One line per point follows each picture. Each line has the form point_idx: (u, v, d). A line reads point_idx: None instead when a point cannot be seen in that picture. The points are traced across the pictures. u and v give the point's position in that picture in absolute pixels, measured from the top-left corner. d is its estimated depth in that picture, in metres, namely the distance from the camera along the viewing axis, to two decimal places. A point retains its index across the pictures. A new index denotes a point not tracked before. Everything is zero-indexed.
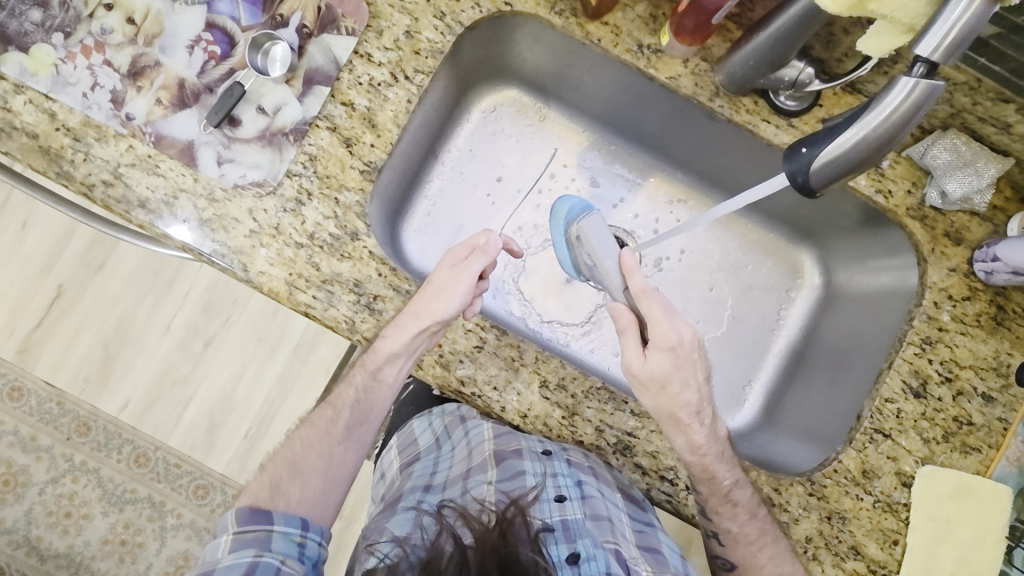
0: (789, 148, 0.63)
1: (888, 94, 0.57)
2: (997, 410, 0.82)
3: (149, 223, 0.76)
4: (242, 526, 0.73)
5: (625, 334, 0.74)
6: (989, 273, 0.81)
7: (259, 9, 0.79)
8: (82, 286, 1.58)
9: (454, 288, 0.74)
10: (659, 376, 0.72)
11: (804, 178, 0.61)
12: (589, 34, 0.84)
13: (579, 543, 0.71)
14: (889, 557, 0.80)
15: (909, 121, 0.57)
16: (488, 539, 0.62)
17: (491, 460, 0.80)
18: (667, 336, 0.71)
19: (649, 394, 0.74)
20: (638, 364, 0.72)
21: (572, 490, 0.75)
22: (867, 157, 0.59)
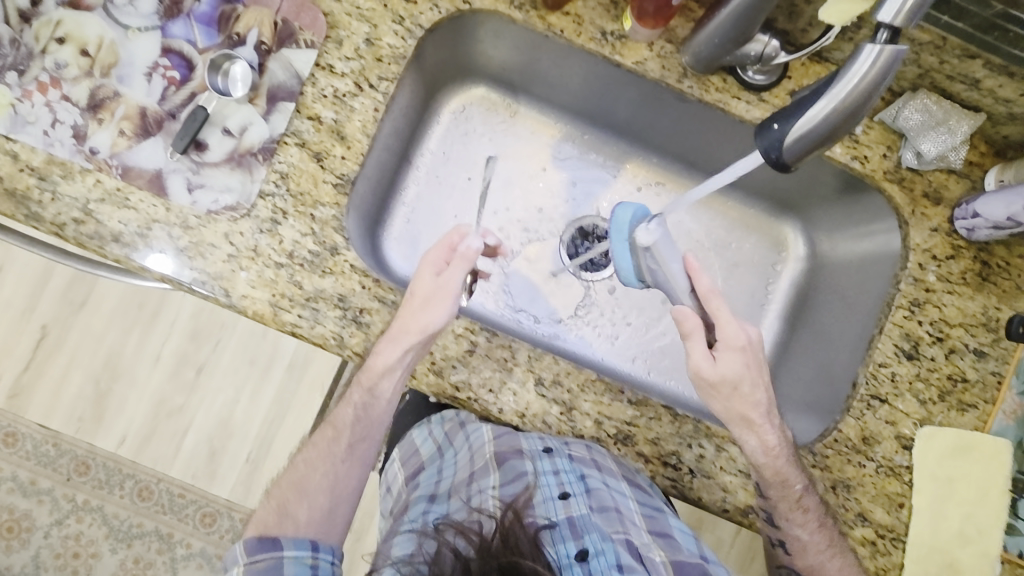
0: (760, 124, 0.62)
1: (852, 64, 0.56)
2: (990, 364, 0.82)
3: (124, 257, 0.75)
4: (252, 556, 0.74)
5: (688, 340, 0.74)
6: (971, 230, 0.81)
7: (214, 29, 0.78)
8: (66, 325, 1.55)
9: (440, 300, 0.73)
10: (730, 377, 0.73)
11: (777, 154, 0.61)
12: (551, 25, 0.83)
13: (586, 539, 0.70)
14: (897, 520, 0.80)
15: (876, 88, 0.57)
16: (488, 548, 0.63)
17: (492, 463, 0.80)
18: (734, 341, 0.74)
19: (714, 397, 0.75)
20: (709, 365, 0.73)
21: (575, 486, 0.74)
22: (839, 126, 0.58)
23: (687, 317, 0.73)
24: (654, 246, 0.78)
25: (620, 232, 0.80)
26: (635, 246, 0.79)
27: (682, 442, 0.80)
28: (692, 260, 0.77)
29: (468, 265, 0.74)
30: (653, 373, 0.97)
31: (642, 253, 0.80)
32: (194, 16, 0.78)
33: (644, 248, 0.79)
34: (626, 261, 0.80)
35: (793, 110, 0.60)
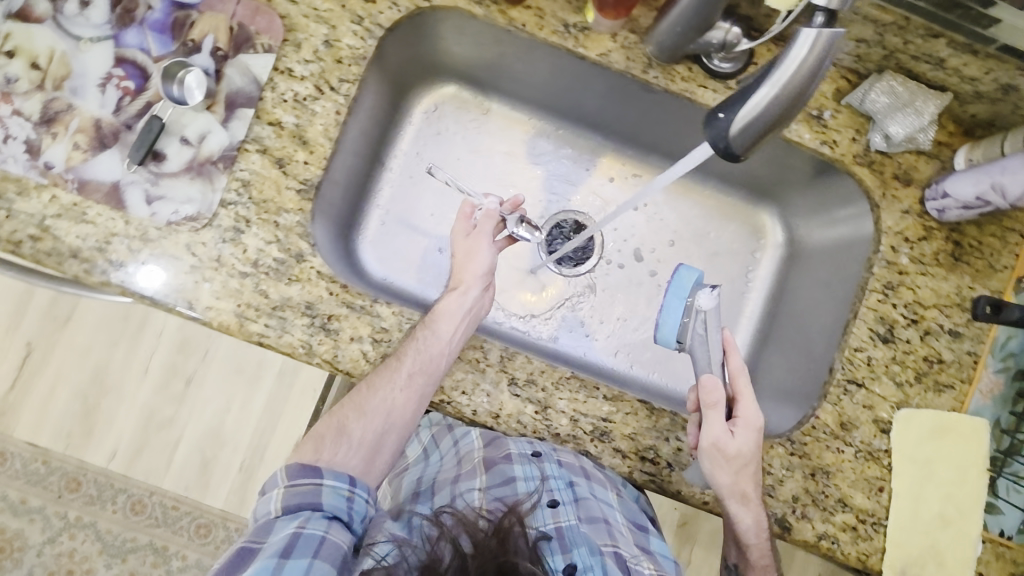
0: (706, 115, 0.60)
1: (791, 48, 0.55)
2: (966, 345, 0.82)
3: (85, 272, 0.73)
4: (292, 481, 0.67)
5: (709, 411, 0.75)
6: (942, 211, 0.81)
7: (168, 37, 0.77)
8: (52, 341, 1.54)
9: (479, 248, 0.86)
10: (744, 455, 0.75)
11: (725, 144, 0.59)
12: (513, 20, 0.82)
13: (575, 553, 0.69)
14: (877, 505, 0.80)
15: (817, 71, 0.55)
16: (485, 546, 0.62)
17: (479, 466, 0.78)
18: (753, 420, 0.76)
19: (724, 468, 0.74)
20: (730, 440, 0.74)
21: (564, 494, 0.75)
22: (785, 112, 0.56)
23: (715, 388, 0.75)
24: (710, 312, 0.77)
25: (680, 288, 0.78)
26: (689, 306, 0.78)
27: (659, 436, 0.80)
28: (729, 337, 0.79)
29: (494, 217, 0.88)
30: (636, 367, 0.96)
31: (693, 314, 0.78)
32: (147, 23, 0.76)
33: (700, 310, 0.77)
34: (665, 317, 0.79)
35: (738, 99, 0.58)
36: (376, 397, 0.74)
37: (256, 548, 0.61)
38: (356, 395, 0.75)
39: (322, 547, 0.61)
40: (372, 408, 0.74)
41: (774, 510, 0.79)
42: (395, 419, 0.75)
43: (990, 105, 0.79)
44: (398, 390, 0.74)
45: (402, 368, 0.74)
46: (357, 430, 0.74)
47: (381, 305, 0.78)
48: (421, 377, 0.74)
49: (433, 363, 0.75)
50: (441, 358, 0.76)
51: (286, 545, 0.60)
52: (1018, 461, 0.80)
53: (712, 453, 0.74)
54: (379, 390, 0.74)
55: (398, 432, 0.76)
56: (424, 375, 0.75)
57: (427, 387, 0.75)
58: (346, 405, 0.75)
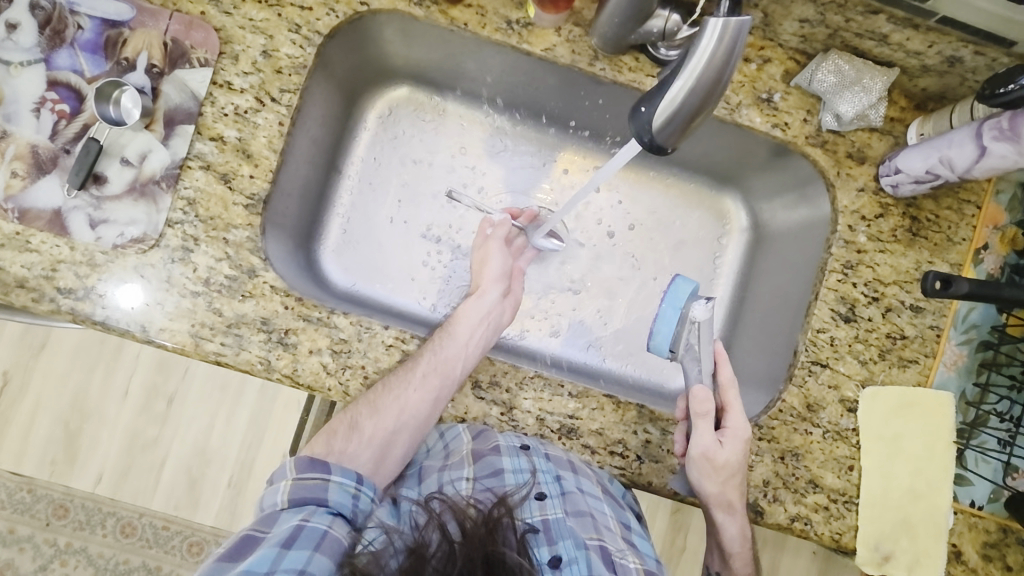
0: (630, 109, 0.60)
1: (700, 40, 0.54)
2: (928, 319, 0.82)
3: (32, 302, 0.72)
4: (300, 474, 0.65)
5: (699, 420, 0.76)
6: (896, 186, 0.80)
7: (101, 57, 0.75)
8: (27, 369, 1.52)
9: (492, 252, 0.88)
10: (730, 465, 0.75)
11: (650, 138, 0.59)
12: (454, 19, 0.81)
13: (560, 545, 0.64)
14: (848, 483, 0.80)
15: (728, 62, 0.54)
16: (474, 534, 0.57)
17: (467, 458, 0.72)
18: (740, 430, 0.76)
19: (712, 477, 0.74)
20: (716, 449, 0.74)
21: (551, 487, 0.70)
22: (703, 104, 0.56)
23: (706, 399, 0.76)
24: (705, 323, 0.78)
25: (676, 299, 0.79)
26: (683, 317, 0.79)
27: (627, 430, 0.80)
28: (720, 349, 0.79)
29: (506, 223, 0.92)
30: (609, 361, 0.95)
31: (688, 324, 0.79)
32: (79, 44, 0.75)
33: (694, 321, 0.79)
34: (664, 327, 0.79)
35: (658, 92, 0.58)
36: (390, 394, 0.73)
37: (260, 536, 0.59)
38: (371, 393, 0.74)
39: (325, 540, 0.58)
40: (385, 406, 0.73)
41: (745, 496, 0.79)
42: (408, 418, 0.73)
43: (937, 78, 0.79)
44: (414, 389, 0.73)
45: (417, 369, 0.75)
46: (368, 427, 0.72)
47: (337, 316, 0.77)
48: (436, 377, 0.75)
49: (448, 364, 0.76)
50: (458, 360, 0.77)
51: (288, 536, 0.57)
52: (985, 432, 0.80)
53: (701, 462, 0.74)
54: (393, 389, 0.73)
55: (412, 431, 0.74)
56: (439, 375, 0.75)
57: (442, 390, 0.75)
58: (360, 401, 0.73)
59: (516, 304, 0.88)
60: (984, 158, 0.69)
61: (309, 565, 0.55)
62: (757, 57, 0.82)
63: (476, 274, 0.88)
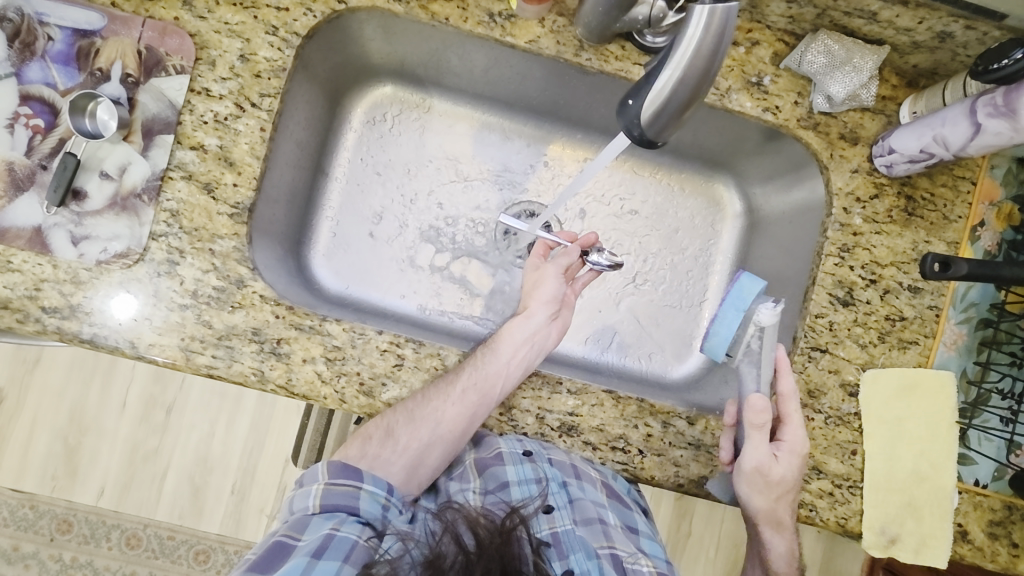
0: (619, 102, 0.59)
1: (687, 29, 0.52)
2: (927, 299, 0.81)
3: (17, 322, 0.71)
4: (333, 480, 0.65)
5: (754, 432, 0.73)
6: (890, 166, 0.79)
7: (74, 68, 0.73)
8: (23, 385, 1.50)
9: (546, 279, 0.84)
10: (783, 480, 0.74)
11: (639, 131, 0.57)
12: (435, 14, 0.79)
13: (572, 558, 0.69)
14: (851, 468, 0.80)
15: (716, 52, 0.52)
16: (489, 543, 0.57)
17: (473, 469, 0.75)
18: (797, 445, 0.75)
19: (762, 492, 0.74)
20: (771, 463, 0.74)
21: (559, 498, 0.73)
22: (692, 95, 0.54)
23: (764, 409, 0.73)
24: (769, 328, 0.76)
25: (739, 300, 0.78)
26: (748, 318, 0.78)
27: (628, 424, 0.79)
28: (782, 358, 0.76)
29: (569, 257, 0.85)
30: (608, 354, 0.94)
31: (751, 327, 0.77)
32: (50, 56, 0.73)
33: (761, 326, 0.77)
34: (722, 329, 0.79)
35: (646, 82, 0.57)
36: (429, 406, 0.72)
37: (292, 544, 0.60)
38: (409, 401, 0.73)
39: (354, 551, 0.59)
40: (422, 416, 0.72)
41: None
42: (444, 432, 0.73)
43: (929, 54, 0.77)
44: (451, 404, 0.72)
45: (457, 383, 0.73)
46: (404, 436, 0.71)
47: (330, 323, 0.76)
48: (475, 394, 0.73)
49: (489, 383, 0.74)
50: (498, 379, 0.74)
51: (319, 546, 0.59)
52: (987, 410, 0.79)
53: (753, 475, 0.74)
54: (432, 401, 0.72)
55: (445, 445, 0.74)
56: (477, 393, 0.73)
57: (480, 408, 0.73)
58: (398, 408, 0.72)
59: (564, 328, 0.83)
60: (979, 136, 0.67)
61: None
62: (745, 40, 0.81)
63: (525, 294, 0.84)
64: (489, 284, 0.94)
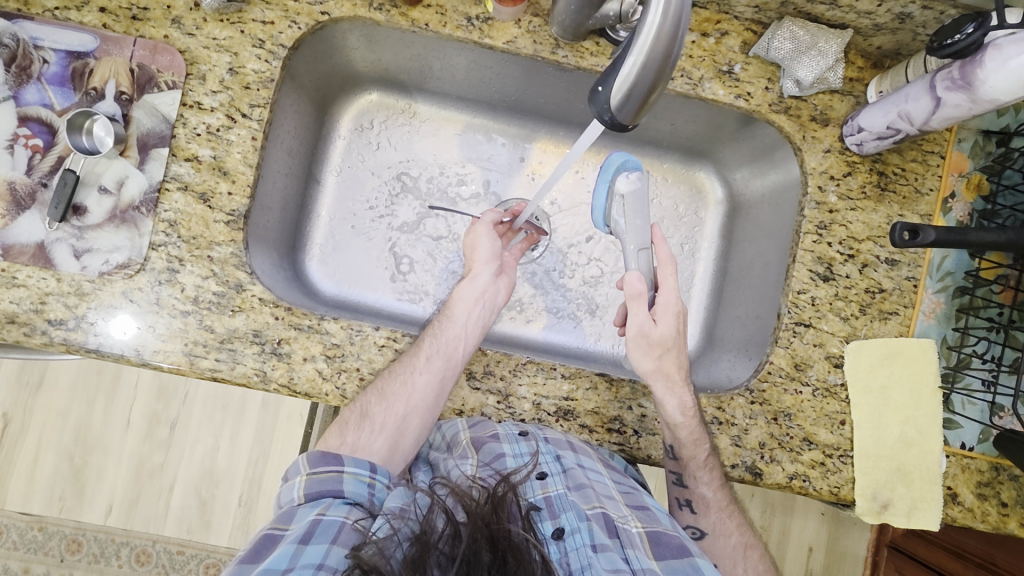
0: (589, 90, 0.62)
1: (646, 16, 0.55)
2: (904, 271, 0.84)
3: (24, 336, 0.73)
4: (314, 469, 0.66)
5: (633, 300, 0.79)
6: (860, 144, 0.82)
7: (69, 88, 0.76)
8: (27, 407, 1.52)
9: (481, 238, 0.88)
10: (662, 339, 0.79)
11: (610, 116, 0.61)
12: (415, 21, 0.81)
13: (563, 517, 0.66)
14: (841, 438, 0.82)
15: (675, 36, 0.55)
16: (477, 512, 0.59)
17: (470, 448, 0.72)
18: (672, 304, 0.80)
19: (647, 354, 0.79)
20: (650, 326, 0.79)
21: (551, 466, 0.72)
22: (657, 79, 0.57)
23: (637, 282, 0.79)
24: (630, 195, 0.79)
25: (606, 172, 0.79)
26: (611, 191, 0.79)
27: (622, 406, 0.81)
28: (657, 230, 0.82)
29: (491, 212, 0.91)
30: (600, 343, 0.96)
31: (615, 198, 0.80)
32: (45, 78, 0.76)
33: (620, 195, 0.79)
34: (599, 201, 0.80)
35: (613, 69, 0.59)
36: (397, 380, 0.75)
37: (280, 534, 0.60)
38: (379, 381, 0.75)
39: (341, 533, 0.59)
40: (394, 392, 0.74)
41: (743, 459, 0.81)
42: (418, 402, 0.75)
43: (891, 35, 0.80)
44: (420, 373, 0.75)
45: (421, 353, 0.77)
46: (379, 414, 0.73)
47: (328, 322, 0.78)
48: (440, 359, 0.77)
49: (450, 347, 0.78)
50: (458, 341, 0.80)
51: (306, 532, 0.58)
52: (968, 375, 0.82)
53: (636, 338, 0.79)
54: (399, 374, 0.75)
55: (422, 415, 0.75)
56: (442, 358, 0.77)
57: (447, 372, 0.77)
58: (369, 390, 0.75)
59: (510, 284, 0.90)
60: (939, 108, 0.70)
61: (326, 559, 0.56)
62: (714, 30, 0.84)
63: (467, 259, 0.89)
64: None
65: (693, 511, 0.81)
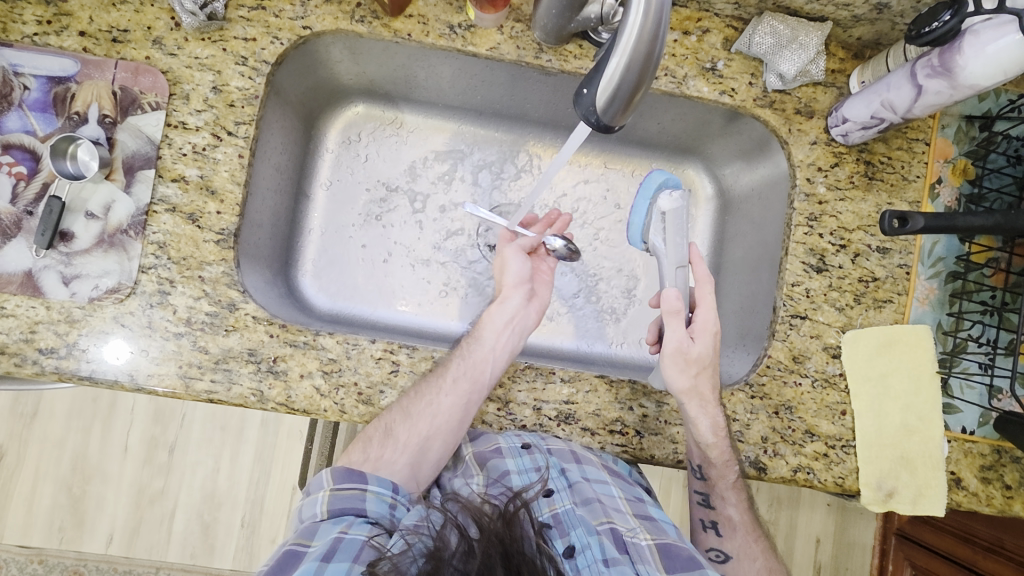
0: (574, 93, 0.62)
1: (628, 16, 0.55)
2: (896, 258, 0.85)
3: (15, 367, 0.72)
4: (338, 485, 0.68)
5: (670, 317, 0.78)
6: (846, 135, 0.83)
7: (52, 114, 0.75)
8: (22, 438, 1.49)
9: (510, 258, 0.86)
10: (699, 359, 0.78)
11: (596, 118, 0.61)
12: (397, 32, 0.81)
13: (572, 535, 0.68)
14: (843, 428, 0.82)
15: (657, 36, 0.55)
16: (489, 528, 0.58)
17: (476, 465, 0.76)
18: (710, 324, 0.79)
19: (685, 372, 0.77)
20: (688, 344, 0.77)
21: (558, 481, 0.73)
22: (640, 80, 0.57)
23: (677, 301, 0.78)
24: (671, 213, 0.82)
25: (647, 188, 0.82)
26: (653, 206, 0.83)
27: (623, 407, 0.81)
28: (695, 250, 0.81)
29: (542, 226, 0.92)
30: (598, 343, 0.96)
31: (656, 215, 0.83)
32: (27, 105, 0.75)
33: (665, 212, 0.82)
34: (637, 215, 0.83)
35: (597, 70, 0.59)
36: (422, 400, 0.74)
37: (302, 550, 0.62)
38: (404, 399, 0.75)
39: (361, 552, 0.60)
40: (418, 412, 0.74)
41: (746, 455, 0.80)
42: (440, 423, 0.75)
43: (870, 26, 0.81)
44: (444, 395, 0.74)
45: (447, 374, 0.76)
46: (402, 433, 0.73)
47: (323, 337, 0.77)
48: (466, 382, 0.76)
49: (477, 369, 0.77)
50: (486, 364, 0.77)
51: (328, 549, 0.60)
52: (965, 358, 0.82)
53: (672, 356, 0.77)
54: (425, 395, 0.74)
55: (445, 437, 0.75)
56: (468, 381, 0.76)
57: (473, 395, 0.76)
58: (394, 407, 0.75)
59: (542, 308, 0.86)
60: (921, 96, 0.71)
61: None
62: (696, 28, 0.84)
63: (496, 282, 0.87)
64: (475, 289, 0.96)
65: (719, 533, 0.82)
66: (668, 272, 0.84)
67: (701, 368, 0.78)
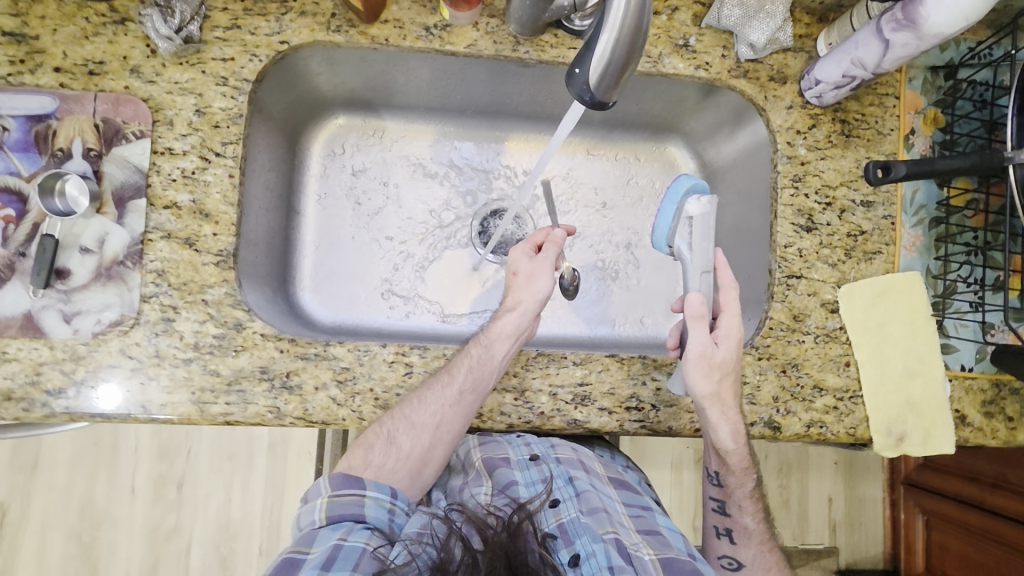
0: (566, 73, 0.63)
1: None
2: (880, 210, 0.87)
3: (23, 411, 0.71)
4: (336, 491, 0.69)
5: (695, 322, 0.77)
6: (819, 96, 0.85)
7: (34, 153, 0.74)
8: (25, 491, 1.46)
9: (541, 272, 0.83)
10: (722, 364, 0.77)
11: (590, 96, 0.62)
12: (375, 38, 0.82)
13: (578, 543, 0.70)
14: (849, 380, 0.85)
15: (643, 10, 0.56)
16: (494, 540, 0.61)
17: (483, 472, 0.78)
18: (733, 330, 0.78)
19: (709, 377, 0.76)
20: (712, 349, 0.76)
21: (564, 491, 0.76)
22: (631, 54, 0.58)
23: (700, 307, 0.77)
24: (700, 219, 0.78)
25: (675, 193, 0.80)
26: (680, 212, 0.79)
27: (636, 383, 0.82)
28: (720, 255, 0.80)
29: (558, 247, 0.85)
30: (603, 326, 0.97)
31: (683, 220, 0.80)
32: (8, 146, 0.74)
33: (692, 218, 0.79)
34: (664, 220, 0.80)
35: (588, 48, 0.61)
36: (426, 409, 0.73)
37: (301, 558, 0.63)
38: (403, 407, 0.74)
39: (361, 560, 0.62)
40: (422, 423, 0.73)
41: (760, 416, 0.82)
42: (444, 434, 0.75)
43: None
44: (450, 405, 0.74)
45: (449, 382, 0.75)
46: (405, 442, 0.73)
47: (334, 347, 0.77)
48: (471, 393, 0.75)
49: (482, 377, 0.76)
50: (490, 374, 0.77)
51: (327, 558, 0.62)
52: (956, 299, 0.86)
53: (695, 359, 0.76)
54: (429, 403, 0.73)
55: (445, 445, 0.76)
56: (473, 390, 0.75)
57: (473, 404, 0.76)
58: (395, 415, 0.74)
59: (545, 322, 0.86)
60: (889, 50, 0.73)
61: None
62: (665, 8, 0.86)
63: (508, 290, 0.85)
64: (476, 287, 0.97)
65: (733, 542, 0.84)
66: (694, 276, 0.80)
67: (724, 374, 0.77)
